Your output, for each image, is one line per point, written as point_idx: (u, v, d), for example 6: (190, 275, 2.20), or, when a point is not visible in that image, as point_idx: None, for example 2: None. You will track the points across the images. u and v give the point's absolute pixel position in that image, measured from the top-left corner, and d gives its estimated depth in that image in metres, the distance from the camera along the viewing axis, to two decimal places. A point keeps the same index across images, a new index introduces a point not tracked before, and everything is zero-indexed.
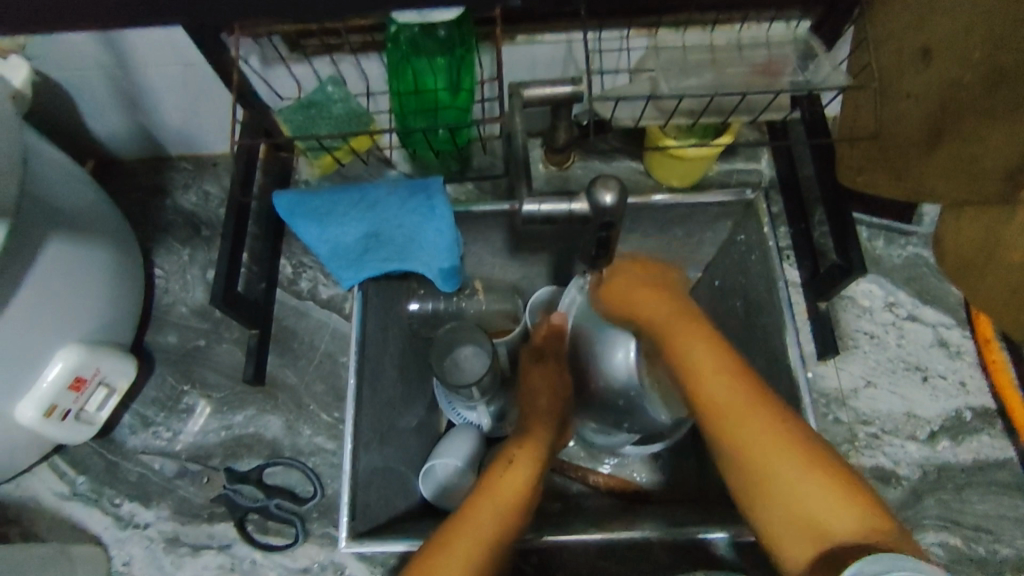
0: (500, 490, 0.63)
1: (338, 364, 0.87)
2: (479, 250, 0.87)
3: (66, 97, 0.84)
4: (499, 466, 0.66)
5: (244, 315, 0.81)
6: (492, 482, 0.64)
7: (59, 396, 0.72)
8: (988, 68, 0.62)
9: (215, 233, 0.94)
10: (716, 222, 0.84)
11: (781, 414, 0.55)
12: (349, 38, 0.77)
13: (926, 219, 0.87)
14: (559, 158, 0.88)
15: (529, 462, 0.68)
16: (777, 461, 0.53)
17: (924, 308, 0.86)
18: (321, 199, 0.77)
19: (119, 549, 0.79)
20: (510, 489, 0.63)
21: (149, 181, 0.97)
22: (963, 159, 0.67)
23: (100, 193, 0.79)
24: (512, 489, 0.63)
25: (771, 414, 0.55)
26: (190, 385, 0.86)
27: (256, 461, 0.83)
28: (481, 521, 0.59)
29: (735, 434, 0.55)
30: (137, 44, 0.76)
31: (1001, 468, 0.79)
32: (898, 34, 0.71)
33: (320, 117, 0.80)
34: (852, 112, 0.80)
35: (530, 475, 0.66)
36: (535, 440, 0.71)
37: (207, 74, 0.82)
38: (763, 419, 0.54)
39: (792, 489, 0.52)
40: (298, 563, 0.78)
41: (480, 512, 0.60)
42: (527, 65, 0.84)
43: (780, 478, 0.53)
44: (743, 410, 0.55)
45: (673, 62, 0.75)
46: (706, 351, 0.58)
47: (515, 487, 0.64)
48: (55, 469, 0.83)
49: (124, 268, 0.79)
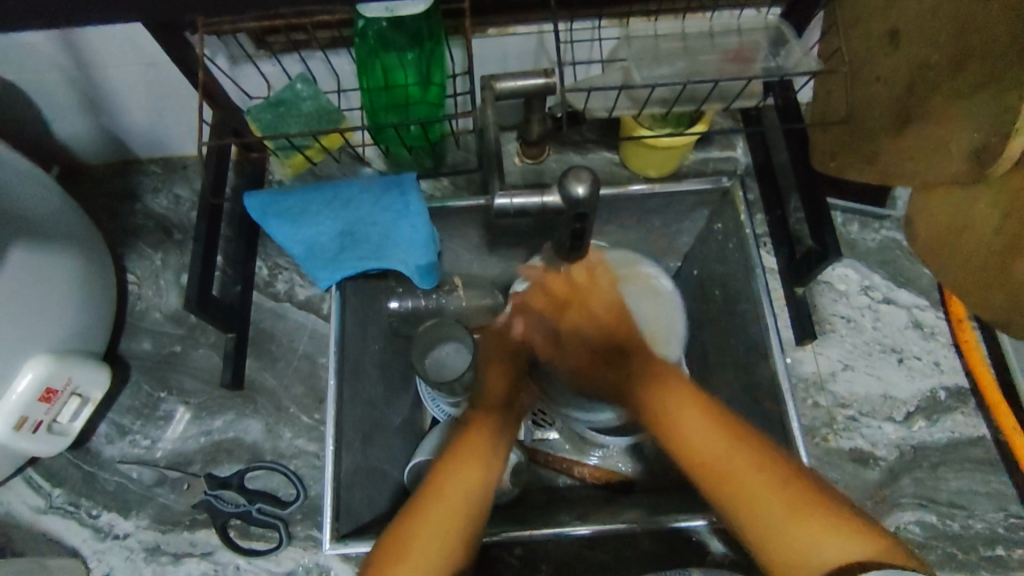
0: (463, 489, 0.60)
1: (317, 365, 0.86)
2: (456, 246, 0.87)
3: (26, 100, 0.82)
4: (460, 459, 0.62)
5: (220, 319, 0.80)
6: (452, 478, 0.61)
7: (29, 408, 0.71)
8: (955, 49, 0.63)
9: (188, 237, 0.93)
10: (692, 211, 0.84)
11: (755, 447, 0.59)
12: (317, 35, 0.76)
13: (899, 203, 0.89)
14: (535, 151, 0.87)
15: (491, 445, 0.64)
16: (746, 481, 0.57)
17: (899, 290, 0.87)
18: (295, 199, 0.77)
19: (98, 560, 0.78)
20: (470, 487, 0.61)
21: (118, 185, 0.95)
22: (931, 140, 0.66)
23: (65, 199, 0.77)
24: (474, 482, 0.61)
25: (736, 442, 0.59)
26: (167, 392, 0.85)
27: (236, 466, 0.82)
28: (445, 516, 0.59)
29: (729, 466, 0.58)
30: (98, 44, 0.74)
31: (975, 445, 0.81)
32: (867, 17, 0.72)
33: (290, 115, 0.79)
34: (823, 98, 0.80)
35: (494, 444, 0.64)
36: (496, 407, 0.67)
37: (172, 74, 0.80)
38: (718, 443, 0.59)
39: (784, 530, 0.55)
40: (282, 567, 0.77)
41: (434, 519, 0.59)
42: (499, 58, 0.83)
43: (765, 506, 0.56)
44: (725, 459, 0.58)
45: (645, 51, 0.75)
46: (689, 406, 0.61)
47: (480, 485, 0.61)
48: (30, 482, 0.81)
49: (93, 275, 0.77)
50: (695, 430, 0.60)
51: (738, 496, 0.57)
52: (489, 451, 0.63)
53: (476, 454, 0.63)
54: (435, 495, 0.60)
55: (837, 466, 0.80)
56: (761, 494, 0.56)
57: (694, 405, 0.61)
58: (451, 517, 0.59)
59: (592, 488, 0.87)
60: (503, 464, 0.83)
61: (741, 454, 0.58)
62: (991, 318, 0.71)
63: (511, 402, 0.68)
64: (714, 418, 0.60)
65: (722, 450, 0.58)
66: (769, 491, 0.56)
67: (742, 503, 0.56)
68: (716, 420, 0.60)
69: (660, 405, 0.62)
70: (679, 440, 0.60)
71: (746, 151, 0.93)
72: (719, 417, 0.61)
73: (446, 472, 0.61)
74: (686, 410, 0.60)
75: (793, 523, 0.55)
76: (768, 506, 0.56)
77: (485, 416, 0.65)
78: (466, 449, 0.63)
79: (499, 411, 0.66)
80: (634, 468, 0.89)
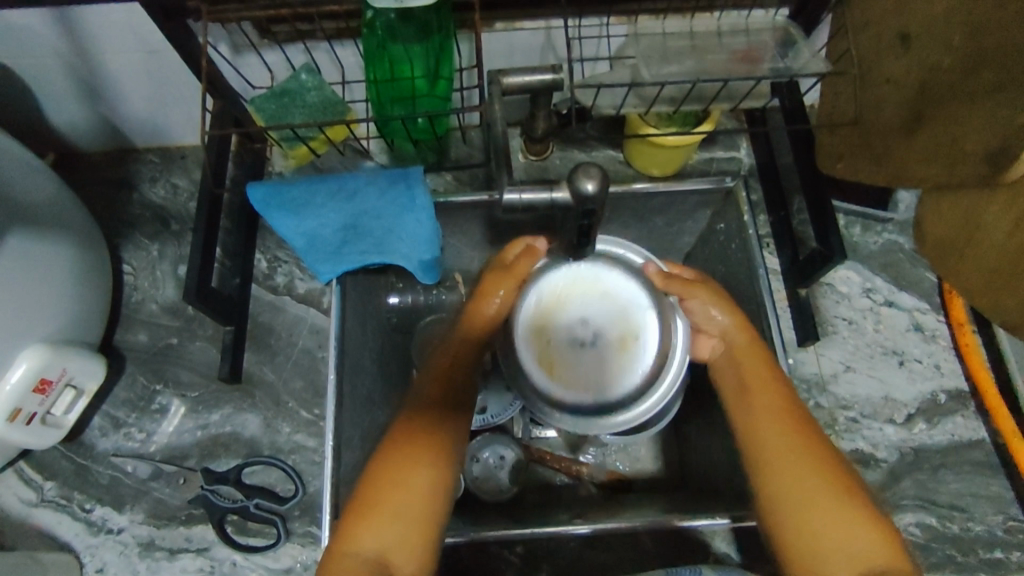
0: (416, 469, 0.59)
1: (317, 360, 0.85)
2: (458, 242, 0.86)
3: (23, 85, 0.80)
4: (403, 450, 0.60)
5: (219, 311, 0.79)
6: (414, 460, 0.59)
7: (23, 399, 0.69)
8: (967, 52, 0.63)
9: (186, 227, 0.91)
10: (696, 211, 0.84)
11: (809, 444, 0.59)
12: (322, 24, 0.75)
13: (902, 207, 0.88)
14: (540, 148, 0.86)
15: (438, 437, 0.61)
16: (781, 453, 0.59)
17: (900, 293, 0.87)
18: (297, 189, 0.74)
19: (91, 556, 0.76)
20: (425, 477, 0.59)
21: (115, 174, 0.93)
22: (942, 141, 0.66)
23: (62, 187, 0.75)
24: (423, 473, 0.59)
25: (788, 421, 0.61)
26: (163, 385, 0.84)
27: (234, 460, 0.80)
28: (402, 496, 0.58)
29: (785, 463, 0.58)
30: (97, 29, 0.73)
31: (973, 448, 0.81)
32: (878, 19, 0.72)
33: (294, 105, 0.77)
34: (829, 99, 0.81)
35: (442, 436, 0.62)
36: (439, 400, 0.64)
37: (173, 62, 0.79)
38: (778, 428, 0.60)
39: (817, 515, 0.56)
40: (280, 563, 0.76)
41: (407, 482, 0.59)
42: (505, 52, 0.82)
43: (791, 478, 0.58)
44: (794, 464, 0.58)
45: (653, 49, 0.74)
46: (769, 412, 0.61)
47: (434, 471, 0.60)
48: (21, 475, 0.79)
49: (89, 265, 0.76)
50: (761, 417, 0.61)
51: (771, 466, 0.59)
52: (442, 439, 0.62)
53: (414, 447, 0.60)
54: (376, 482, 0.58)
55: None
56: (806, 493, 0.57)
57: (766, 375, 0.64)
58: (399, 497, 0.58)
59: (591, 488, 0.87)
60: (501, 462, 0.84)
61: (779, 426, 0.60)
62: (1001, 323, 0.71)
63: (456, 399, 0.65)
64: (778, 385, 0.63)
65: (767, 418, 0.61)
66: (807, 458, 0.58)
67: (776, 473, 0.58)
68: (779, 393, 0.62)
69: (727, 375, 0.66)
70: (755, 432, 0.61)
71: (750, 152, 0.93)
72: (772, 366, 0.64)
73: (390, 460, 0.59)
74: (751, 370, 0.64)
75: (805, 486, 0.57)
76: (794, 485, 0.57)
77: (416, 412, 0.63)
78: (406, 443, 0.60)
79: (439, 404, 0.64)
80: (635, 467, 0.88)
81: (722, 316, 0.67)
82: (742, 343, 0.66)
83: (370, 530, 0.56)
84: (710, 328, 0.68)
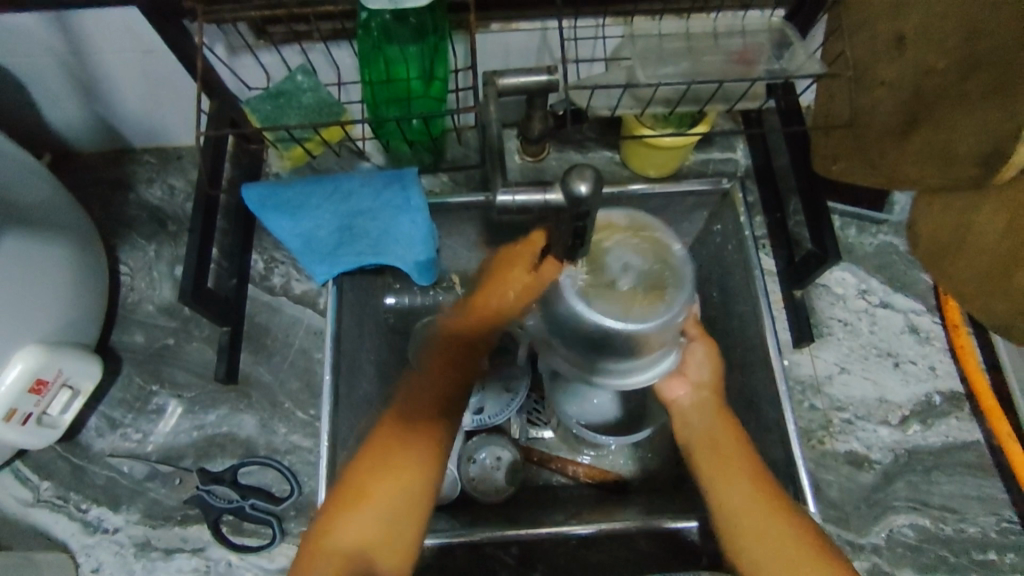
0: (404, 469, 0.63)
1: (313, 360, 0.85)
2: (455, 243, 0.86)
3: (19, 86, 0.81)
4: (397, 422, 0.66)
5: (216, 312, 0.79)
6: (404, 460, 0.63)
7: (19, 400, 0.69)
8: (962, 55, 0.63)
9: (183, 228, 0.91)
10: (692, 212, 0.84)
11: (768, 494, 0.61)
12: (319, 26, 0.75)
13: (896, 208, 0.88)
14: (536, 148, 0.86)
15: (426, 441, 0.64)
16: (753, 520, 0.59)
17: (896, 295, 0.87)
18: (294, 191, 0.77)
19: (87, 555, 0.77)
20: (416, 479, 0.63)
21: (112, 174, 0.94)
22: (937, 144, 0.67)
23: (58, 188, 0.76)
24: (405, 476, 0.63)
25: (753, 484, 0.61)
26: (159, 385, 0.84)
27: (229, 461, 0.81)
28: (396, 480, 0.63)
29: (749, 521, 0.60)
30: (93, 30, 0.73)
31: (968, 450, 0.81)
32: (872, 22, 0.72)
33: (290, 107, 0.78)
34: (825, 101, 0.80)
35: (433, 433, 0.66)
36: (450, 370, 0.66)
37: (169, 63, 0.79)
38: (749, 493, 0.61)
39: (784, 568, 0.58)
40: (275, 563, 0.76)
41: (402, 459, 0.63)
42: (501, 53, 0.82)
43: (764, 540, 0.59)
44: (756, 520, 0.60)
45: (649, 51, 0.75)
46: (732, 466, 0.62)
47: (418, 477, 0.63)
48: (17, 475, 0.80)
49: (85, 266, 0.76)
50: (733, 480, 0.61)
51: (745, 531, 0.59)
52: (427, 442, 0.64)
53: (393, 448, 0.63)
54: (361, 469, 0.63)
55: (833, 469, 0.81)
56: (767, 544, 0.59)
57: (732, 433, 0.64)
58: (377, 492, 0.62)
59: (586, 489, 0.87)
60: (498, 463, 0.84)
61: (750, 491, 0.61)
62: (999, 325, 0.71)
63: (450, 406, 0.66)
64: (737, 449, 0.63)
65: (737, 484, 0.61)
66: (774, 522, 0.59)
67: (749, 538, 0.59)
68: (743, 456, 0.63)
69: (693, 429, 0.64)
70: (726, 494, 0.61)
71: (746, 152, 0.93)
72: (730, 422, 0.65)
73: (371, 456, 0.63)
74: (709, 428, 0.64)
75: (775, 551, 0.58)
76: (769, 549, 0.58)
77: (412, 416, 0.65)
78: (391, 442, 0.64)
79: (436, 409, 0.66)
80: (631, 468, 0.88)
81: (705, 368, 0.66)
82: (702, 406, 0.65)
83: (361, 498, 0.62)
84: (692, 375, 0.65)
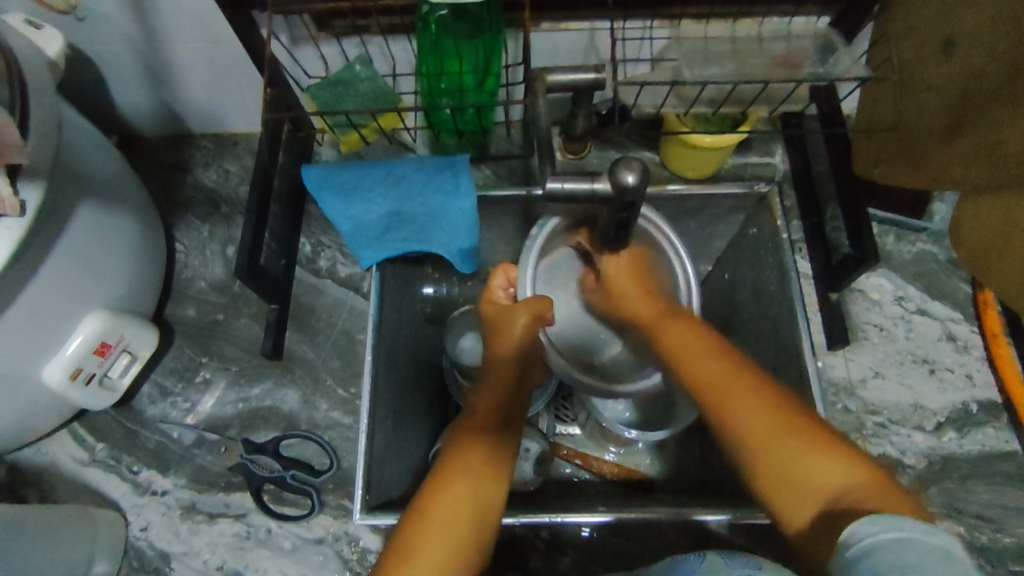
0: (475, 480, 0.59)
1: (355, 341, 0.88)
2: (495, 236, 0.88)
3: (93, 70, 0.85)
4: (453, 467, 0.60)
5: (266, 289, 0.82)
6: (456, 475, 0.59)
7: (84, 359, 0.73)
8: (1010, 59, 0.64)
9: (236, 211, 0.96)
10: (728, 215, 0.85)
11: (732, 366, 0.61)
12: (378, 19, 0.78)
13: (936, 218, 0.88)
14: (577, 147, 0.89)
15: (500, 455, 0.63)
16: (776, 441, 0.55)
17: (932, 302, 0.87)
18: (348, 173, 0.78)
19: (136, 514, 0.81)
20: (475, 488, 0.59)
21: (173, 158, 0.99)
22: (983, 145, 0.69)
23: (125, 167, 0.80)
24: (477, 480, 0.59)
25: (773, 408, 0.57)
26: (208, 358, 0.88)
27: (272, 433, 0.84)
28: (446, 514, 0.56)
29: (714, 382, 0.60)
30: (166, 20, 0.77)
31: (1006, 459, 0.81)
32: (917, 27, 0.73)
33: (347, 94, 0.81)
34: (868, 107, 0.83)
35: (487, 453, 0.62)
36: (481, 427, 0.65)
37: (234, 52, 0.83)
38: (715, 366, 0.61)
39: (787, 460, 0.54)
40: (313, 533, 0.80)
41: (461, 467, 0.60)
42: (550, 51, 0.85)
43: (798, 500, 0.53)
44: (725, 377, 0.60)
45: (695, 53, 0.76)
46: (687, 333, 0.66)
47: (491, 489, 0.60)
48: (74, 435, 0.84)
49: (146, 241, 0.80)
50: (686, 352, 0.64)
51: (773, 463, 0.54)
52: (473, 467, 0.60)
53: (467, 460, 0.61)
54: (439, 487, 0.58)
55: None
56: (746, 405, 0.57)
57: (707, 345, 0.63)
58: (463, 497, 0.58)
59: (611, 485, 0.89)
60: (525, 454, 0.85)
61: (759, 403, 0.57)
62: (999, 294, 0.80)
63: (511, 418, 0.67)
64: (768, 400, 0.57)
65: (726, 378, 0.60)
66: (818, 446, 0.54)
67: (755, 429, 0.56)
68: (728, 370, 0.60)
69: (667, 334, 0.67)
70: (690, 372, 0.62)
71: (784, 158, 0.95)
72: (702, 335, 0.66)
73: (462, 464, 0.60)
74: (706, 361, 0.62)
75: (764, 423, 0.56)
76: (746, 419, 0.57)
77: (473, 433, 0.64)
78: (472, 455, 0.61)
79: (494, 428, 0.65)
80: (659, 468, 0.90)
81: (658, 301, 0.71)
82: (703, 361, 0.62)
83: (425, 535, 0.55)
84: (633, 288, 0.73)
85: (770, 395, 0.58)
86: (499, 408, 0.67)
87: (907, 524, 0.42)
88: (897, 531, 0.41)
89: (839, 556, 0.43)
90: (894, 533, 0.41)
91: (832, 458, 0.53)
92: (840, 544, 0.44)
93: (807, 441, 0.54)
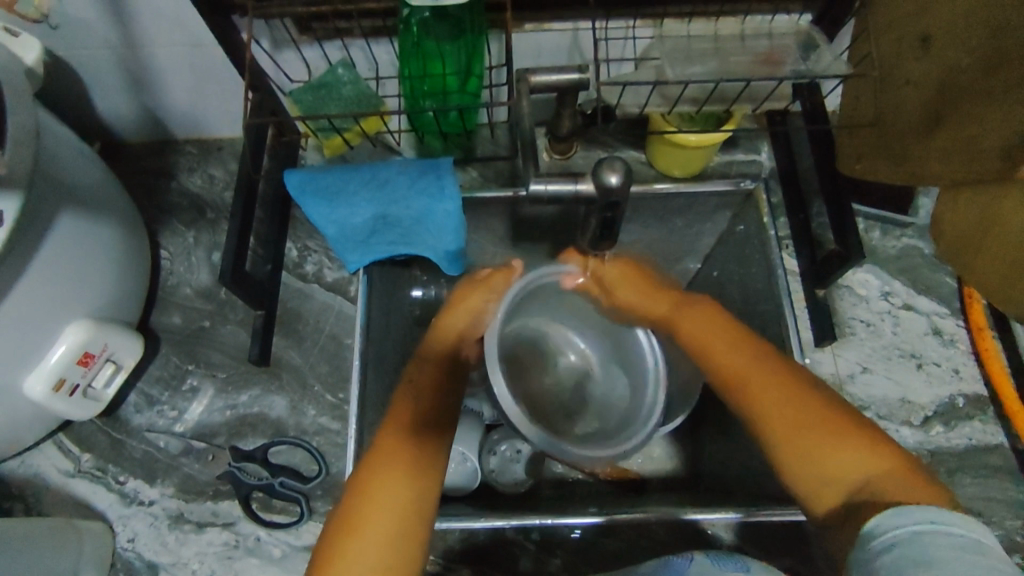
0: (398, 484, 0.55)
1: (342, 346, 0.88)
2: (481, 238, 0.88)
3: (72, 76, 0.84)
4: (377, 472, 0.55)
5: (251, 296, 0.81)
6: (377, 483, 0.54)
7: (67, 369, 0.72)
8: (985, 52, 0.64)
9: (221, 216, 0.95)
10: (715, 213, 0.85)
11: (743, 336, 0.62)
12: (360, 22, 0.78)
13: (921, 212, 0.88)
14: (564, 147, 0.88)
15: (427, 456, 0.57)
16: (797, 431, 0.54)
17: (918, 297, 0.88)
18: (331, 176, 0.77)
19: (124, 525, 0.80)
20: (398, 496, 0.54)
21: (156, 164, 0.98)
22: (960, 138, 0.69)
23: (107, 174, 0.79)
24: (400, 485, 0.55)
25: (800, 397, 0.56)
26: (195, 365, 0.87)
27: (260, 440, 0.83)
28: (375, 521, 0.53)
29: (745, 372, 0.59)
30: (145, 25, 0.76)
31: (992, 452, 0.82)
32: (896, 23, 0.74)
33: (330, 97, 0.81)
34: (851, 101, 0.84)
35: (411, 452, 0.57)
36: (404, 423, 0.59)
37: (215, 57, 0.82)
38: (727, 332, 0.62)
39: (823, 456, 0.52)
40: (302, 540, 0.79)
41: (389, 472, 0.55)
42: (532, 52, 0.85)
43: (823, 483, 0.52)
44: (739, 351, 0.60)
45: (678, 51, 0.75)
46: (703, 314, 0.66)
47: (420, 485, 0.55)
48: (59, 446, 0.83)
49: (130, 249, 0.79)
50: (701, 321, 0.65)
51: (789, 448, 0.54)
52: (399, 465, 0.56)
53: (391, 461, 0.56)
54: (359, 491, 0.54)
55: None
56: (769, 393, 0.56)
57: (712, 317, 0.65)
58: (387, 502, 0.54)
59: (603, 485, 0.88)
60: (517, 455, 0.85)
61: (785, 393, 0.56)
62: (981, 286, 0.81)
63: (444, 413, 0.62)
64: (786, 382, 0.57)
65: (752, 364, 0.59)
66: (841, 437, 0.53)
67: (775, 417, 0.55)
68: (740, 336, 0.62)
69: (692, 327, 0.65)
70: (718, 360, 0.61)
71: (770, 155, 0.95)
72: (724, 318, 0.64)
73: (380, 473, 0.55)
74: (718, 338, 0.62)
75: (785, 408, 0.55)
76: (780, 407, 0.55)
77: (394, 432, 0.58)
78: (398, 457, 0.56)
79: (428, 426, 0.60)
80: (651, 467, 0.90)
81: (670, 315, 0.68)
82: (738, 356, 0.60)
83: (349, 547, 0.51)
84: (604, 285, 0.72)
85: (790, 375, 0.58)
86: (426, 404, 0.61)
87: (950, 518, 0.42)
88: (934, 524, 0.41)
89: (861, 541, 0.43)
90: (927, 524, 0.42)
91: (857, 442, 0.52)
92: (861, 533, 0.44)
93: (819, 410, 0.54)
